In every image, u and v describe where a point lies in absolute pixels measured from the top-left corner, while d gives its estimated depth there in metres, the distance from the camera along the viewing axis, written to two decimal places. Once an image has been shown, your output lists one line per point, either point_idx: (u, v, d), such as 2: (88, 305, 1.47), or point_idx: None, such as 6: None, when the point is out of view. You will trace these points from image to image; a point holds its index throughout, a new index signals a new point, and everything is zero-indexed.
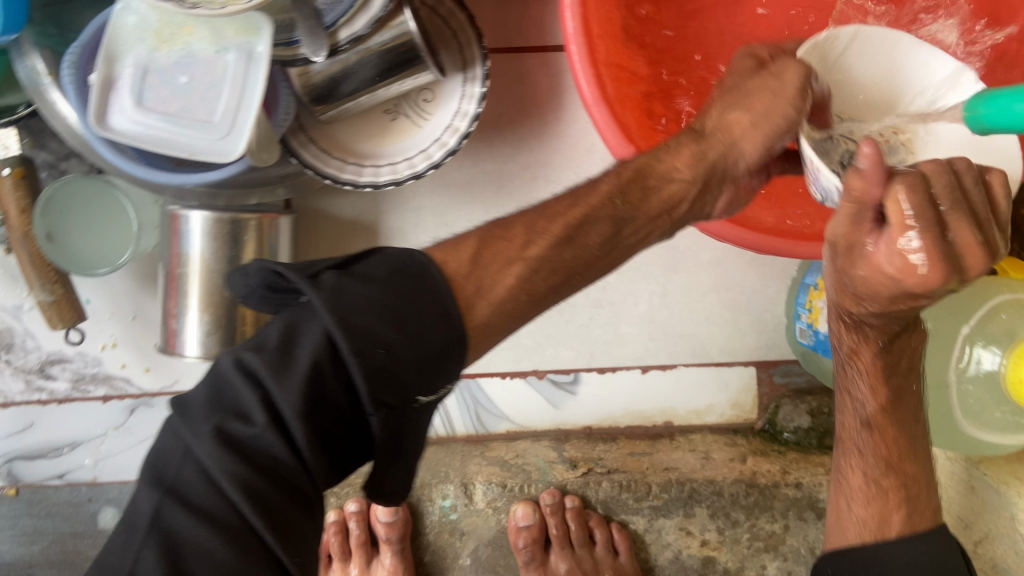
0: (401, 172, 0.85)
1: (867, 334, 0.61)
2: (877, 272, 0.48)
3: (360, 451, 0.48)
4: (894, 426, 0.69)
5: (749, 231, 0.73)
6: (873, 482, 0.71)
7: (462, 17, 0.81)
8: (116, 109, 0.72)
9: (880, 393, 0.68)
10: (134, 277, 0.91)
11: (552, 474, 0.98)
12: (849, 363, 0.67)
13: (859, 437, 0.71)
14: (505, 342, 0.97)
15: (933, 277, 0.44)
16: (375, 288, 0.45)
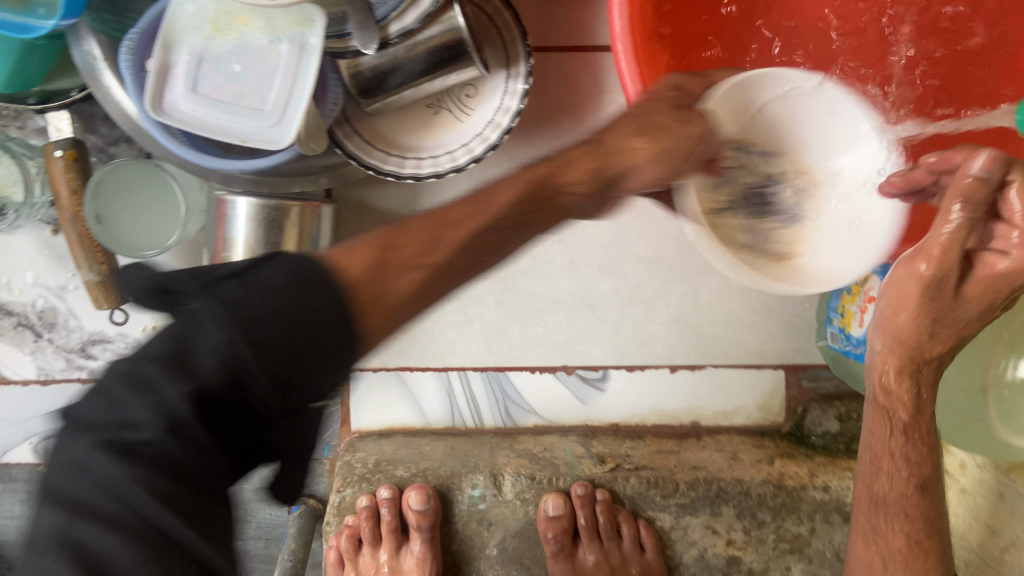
0: (443, 165, 0.86)
1: (919, 389, 0.65)
2: (976, 286, 0.56)
3: (253, 439, 0.50)
4: (935, 483, 0.74)
5: None
6: (915, 542, 0.76)
7: (508, 15, 0.82)
8: (173, 95, 0.75)
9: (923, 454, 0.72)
10: (177, 261, 0.93)
11: (580, 469, 0.98)
12: (906, 425, 0.69)
13: (904, 499, 0.74)
14: (536, 337, 0.99)
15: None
16: (268, 295, 0.47)
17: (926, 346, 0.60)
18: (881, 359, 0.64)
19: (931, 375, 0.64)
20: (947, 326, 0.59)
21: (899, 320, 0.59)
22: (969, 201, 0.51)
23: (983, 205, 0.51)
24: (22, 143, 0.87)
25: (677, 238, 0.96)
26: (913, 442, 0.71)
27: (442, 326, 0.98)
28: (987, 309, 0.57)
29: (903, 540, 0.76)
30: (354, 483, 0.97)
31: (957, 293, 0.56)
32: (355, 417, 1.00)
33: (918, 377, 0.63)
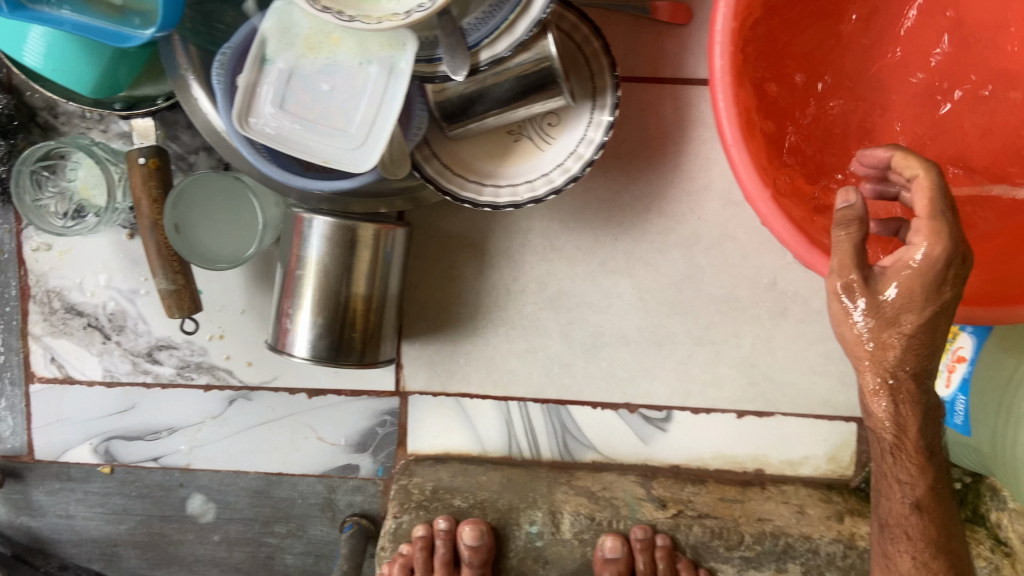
0: (521, 194, 0.85)
1: (899, 404, 0.66)
2: (898, 283, 0.62)
3: None
4: (937, 504, 0.71)
5: (801, 235, 0.70)
6: (922, 565, 0.72)
7: (597, 44, 0.81)
8: (258, 110, 0.74)
9: (921, 478, 0.70)
10: (249, 275, 0.93)
11: (642, 512, 0.91)
12: (893, 446, 0.69)
13: (907, 522, 0.72)
14: (600, 372, 0.97)
15: (938, 238, 0.60)
16: None
17: (880, 355, 0.64)
18: (861, 377, 0.67)
19: (910, 390, 0.66)
20: (895, 330, 0.63)
21: (847, 332, 0.65)
22: (844, 224, 0.64)
23: (860, 219, 0.63)
24: (106, 148, 0.88)
25: (752, 280, 0.94)
26: (902, 461, 0.70)
27: (506, 355, 0.97)
28: (924, 309, 0.62)
29: (908, 563, 0.72)
30: (411, 510, 0.91)
31: (876, 293, 0.63)
32: (412, 438, 0.98)
33: (895, 393, 0.66)
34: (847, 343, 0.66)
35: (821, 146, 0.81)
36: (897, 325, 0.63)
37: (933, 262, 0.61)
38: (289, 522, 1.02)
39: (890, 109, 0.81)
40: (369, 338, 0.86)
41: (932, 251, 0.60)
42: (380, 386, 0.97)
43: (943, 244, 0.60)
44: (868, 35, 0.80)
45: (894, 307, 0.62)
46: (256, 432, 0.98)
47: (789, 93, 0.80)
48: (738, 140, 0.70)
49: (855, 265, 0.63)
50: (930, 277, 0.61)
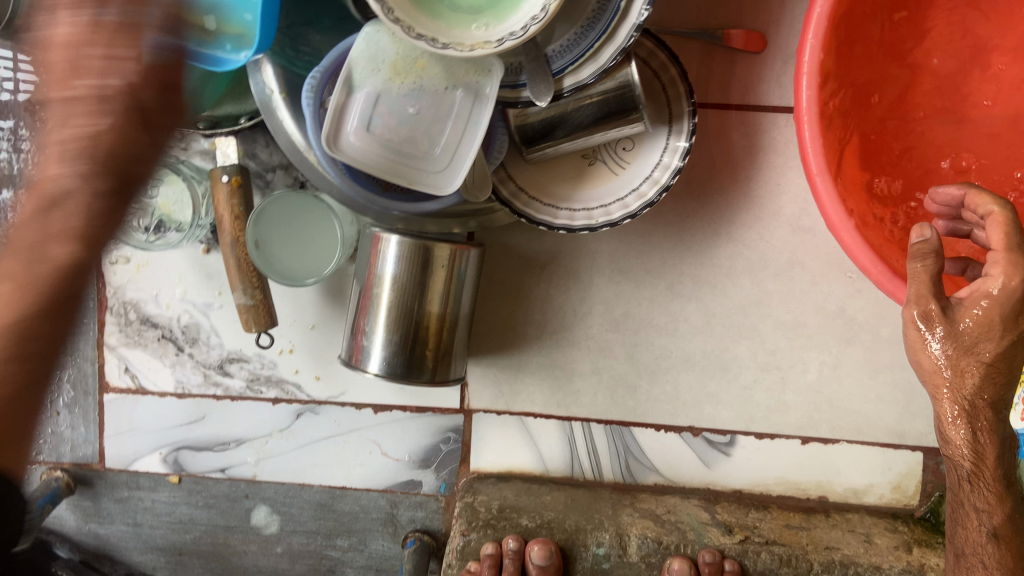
0: (596, 218, 0.85)
1: (976, 431, 0.69)
2: (975, 315, 0.65)
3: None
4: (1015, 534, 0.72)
5: (880, 264, 0.71)
6: None
7: (675, 71, 0.83)
8: (346, 133, 0.75)
9: (999, 508, 0.72)
10: (322, 291, 0.95)
11: (707, 537, 0.90)
12: (970, 473, 0.71)
13: (982, 549, 0.73)
14: (665, 395, 0.97)
15: (1014, 271, 0.63)
16: None
17: (958, 382, 0.67)
18: (939, 407, 0.70)
19: (987, 417, 0.69)
20: (972, 358, 0.66)
21: (925, 360, 0.68)
22: (921, 255, 0.66)
23: (936, 250, 0.66)
24: (192, 166, 0.92)
25: (820, 306, 0.94)
26: (980, 488, 0.72)
27: (571, 375, 0.98)
28: (1001, 339, 0.65)
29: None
30: (479, 528, 0.91)
31: (955, 323, 0.66)
32: (475, 456, 0.99)
33: (974, 420, 0.69)
34: (929, 372, 0.68)
35: (889, 174, 0.83)
36: (974, 354, 0.66)
37: (1010, 294, 0.64)
38: (350, 535, 1.02)
39: (945, 138, 0.83)
40: (441, 357, 0.87)
41: (1008, 284, 0.64)
42: (445, 404, 0.98)
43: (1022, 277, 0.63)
44: (934, 57, 0.81)
45: (971, 334, 0.65)
46: (322, 446, 1.00)
47: (861, 121, 0.81)
48: (824, 169, 0.71)
49: (933, 295, 0.65)
50: (1006, 308, 0.64)
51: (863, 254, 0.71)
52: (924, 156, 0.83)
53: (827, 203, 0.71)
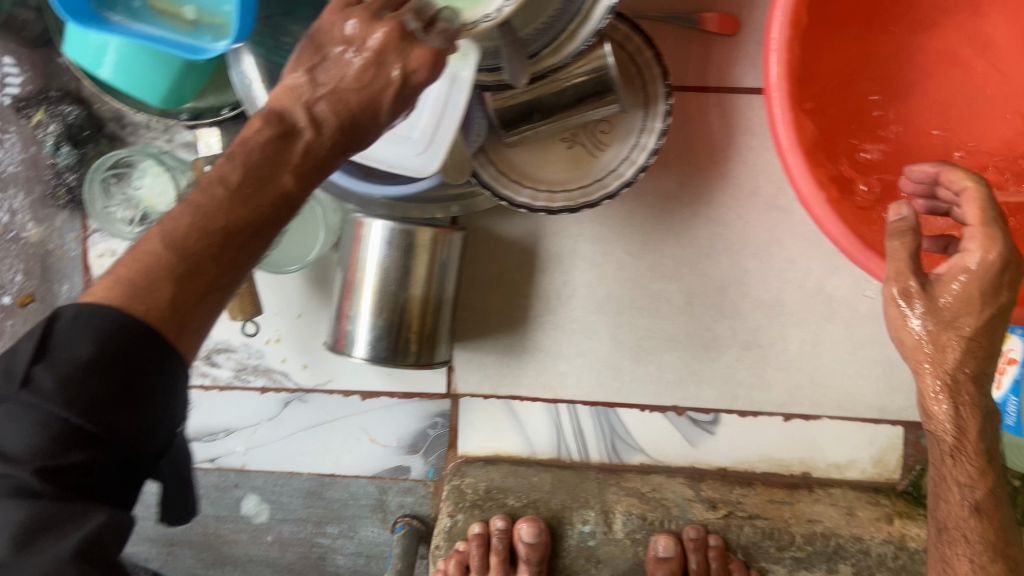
0: (576, 199, 0.87)
1: (959, 405, 0.69)
2: (954, 291, 0.65)
3: (124, 415, 0.48)
4: (997, 508, 0.73)
5: (852, 236, 0.72)
6: (981, 569, 0.72)
7: (650, 53, 0.84)
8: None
9: (981, 481, 0.73)
10: (307, 280, 0.96)
11: (692, 512, 0.93)
12: (953, 448, 0.72)
13: (964, 524, 0.73)
14: (648, 376, 0.98)
15: (990, 245, 0.63)
16: (91, 371, 0.46)
17: (939, 356, 0.67)
18: (921, 383, 0.70)
19: (968, 391, 0.69)
20: (953, 332, 0.66)
21: (906, 337, 0.68)
22: (897, 235, 0.65)
23: (914, 228, 0.65)
24: (174, 157, 0.93)
25: (799, 284, 0.95)
26: (962, 463, 0.73)
27: (555, 357, 0.99)
28: (981, 312, 0.65)
29: (966, 566, 0.73)
30: (466, 509, 0.94)
31: (935, 298, 0.65)
32: (463, 440, 1.00)
33: (956, 395, 0.69)
34: (908, 345, 0.68)
35: (862, 153, 0.84)
36: (954, 326, 0.66)
37: (989, 268, 0.63)
38: (341, 522, 1.03)
39: (917, 113, 0.85)
40: (425, 340, 0.88)
41: (986, 258, 0.63)
42: (432, 389, 0.99)
43: (998, 251, 0.62)
44: (902, 35, 0.83)
45: (950, 309, 0.65)
46: (310, 434, 1.01)
47: (833, 101, 0.83)
48: (795, 145, 0.72)
49: (913, 272, 0.65)
50: (984, 281, 0.64)
51: (838, 227, 0.73)
52: (898, 134, 0.85)
53: (800, 177, 0.72)
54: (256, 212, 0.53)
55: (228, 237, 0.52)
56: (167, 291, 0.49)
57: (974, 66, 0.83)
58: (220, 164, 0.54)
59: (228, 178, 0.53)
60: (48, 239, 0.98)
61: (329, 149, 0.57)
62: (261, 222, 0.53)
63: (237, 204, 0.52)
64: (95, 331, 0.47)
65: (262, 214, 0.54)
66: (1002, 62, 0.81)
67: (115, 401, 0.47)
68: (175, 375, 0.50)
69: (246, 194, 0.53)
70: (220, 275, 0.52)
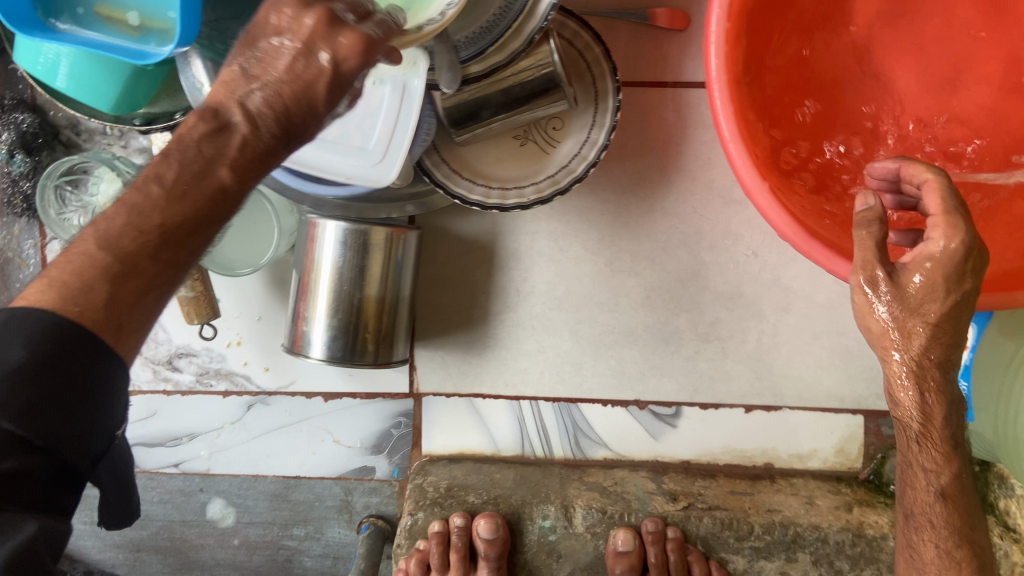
0: (528, 196, 0.87)
1: (926, 392, 0.67)
2: (923, 277, 0.62)
3: (64, 420, 0.46)
4: (961, 491, 0.72)
5: (798, 226, 0.71)
6: (946, 554, 0.73)
7: (598, 50, 0.85)
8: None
9: (946, 467, 0.71)
10: (266, 282, 0.97)
11: (652, 505, 0.93)
12: (919, 435, 0.70)
13: (930, 509, 0.73)
14: (610, 370, 0.99)
15: (953, 232, 0.60)
16: (27, 374, 0.45)
17: (905, 344, 0.65)
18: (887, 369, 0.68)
19: (935, 378, 0.67)
20: (918, 318, 0.64)
21: (872, 324, 0.65)
22: (861, 222, 0.63)
23: (881, 218, 0.62)
24: (127, 163, 0.93)
25: (756, 276, 0.96)
26: (927, 449, 0.71)
27: (517, 354, 0.99)
28: (946, 300, 0.63)
29: (933, 551, 0.73)
30: (426, 507, 0.94)
31: (901, 285, 0.63)
32: (426, 440, 1.00)
33: (922, 382, 0.67)
34: (879, 337, 0.66)
35: (820, 146, 0.83)
36: (920, 315, 0.63)
37: (952, 255, 0.61)
38: (307, 524, 1.04)
39: (872, 102, 0.84)
40: (382, 339, 0.88)
41: (950, 246, 0.60)
42: (394, 389, 0.99)
43: (961, 238, 0.60)
44: (854, 24, 0.82)
45: (916, 295, 0.63)
46: (274, 436, 1.01)
47: (786, 95, 0.82)
48: (736, 136, 0.72)
49: (879, 261, 0.63)
50: (949, 269, 0.61)
51: (786, 219, 0.72)
52: (855, 127, 0.83)
53: (744, 170, 0.72)
54: (194, 212, 0.51)
55: (165, 237, 0.50)
56: (103, 292, 0.48)
57: (925, 52, 0.82)
58: (156, 162, 0.52)
59: (164, 176, 0.51)
60: (7, 247, 0.98)
61: (270, 144, 0.53)
62: (199, 218, 0.52)
63: (173, 202, 0.50)
64: (29, 336, 0.45)
65: (199, 212, 0.52)
66: (953, 48, 0.81)
67: (53, 405, 0.46)
68: (113, 378, 0.49)
69: (181, 193, 0.51)
70: (158, 274, 0.51)
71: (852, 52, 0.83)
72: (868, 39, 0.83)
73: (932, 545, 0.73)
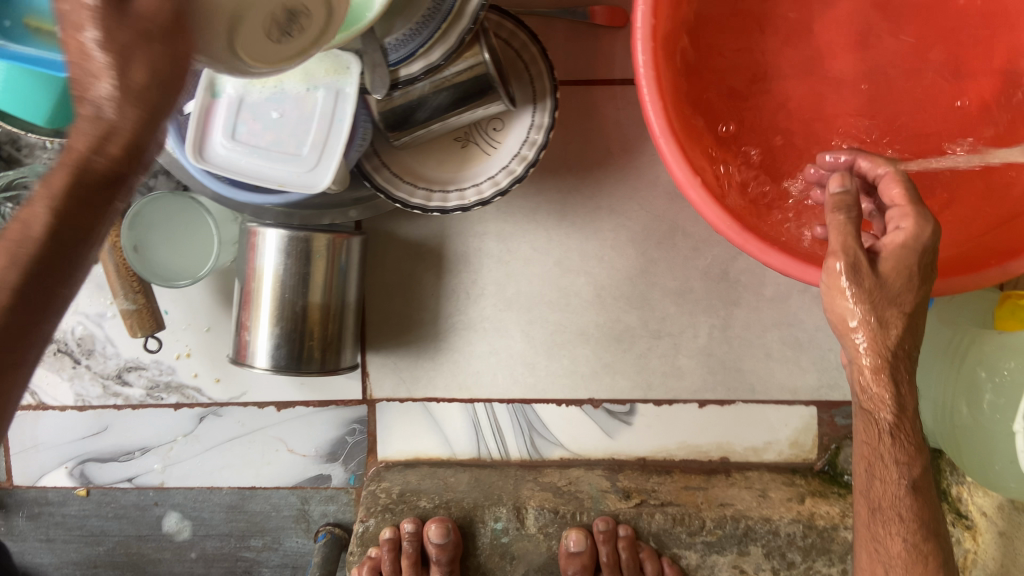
0: (469, 198, 0.87)
1: (898, 385, 0.62)
2: (890, 265, 0.59)
3: None
4: (929, 484, 0.68)
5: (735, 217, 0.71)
6: (914, 547, 0.70)
7: (535, 49, 0.85)
8: (212, 142, 0.77)
9: (915, 462, 0.67)
10: (212, 292, 0.95)
11: (605, 503, 0.93)
12: (893, 428, 0.65)
13: (899, 503, 0.69)
14: (562, 370, 0.98)
15: (921, 222, 0.59)
16: None
17: (881, 334, 0.60)
18: (856, 360, 0.63)
19: (907, 368, 0.62)
20: (896, 308, 0.60)
21: (840, 308, 0.60)
22: (842, 207, 0.61)
23: (853, 203, 0.61)
24: None
25: (704, 271, 0.96)
26: (897, 443, 0.66)
27: (469, 357, 0.98)
28: (919, 290, 0.60)
29: (903, 547, 0.70)
30: (378, 514, 0.94)
31: (877, 273, 0.59)
32: (381, 446, 1.00)
33: (895, 372, 0.62)
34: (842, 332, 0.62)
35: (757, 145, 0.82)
36: (896, 305, 0.60)
37: (921, 247, 0.59)
38: (264, 535, 1.03)
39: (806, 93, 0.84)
40: (328, 346, 0.88)
41: (920, 235, 0.59)
42: (347, 396, 0.99)
43: (931, 226, 0.59)
44: (785, 17, 0.83)
45: (895, 287, 0.59)
46: (227, 448, 1.00)
47: (720, 95, 0.82)
48: (666, 131, 0.71)
49: (859, 245, 0.59)
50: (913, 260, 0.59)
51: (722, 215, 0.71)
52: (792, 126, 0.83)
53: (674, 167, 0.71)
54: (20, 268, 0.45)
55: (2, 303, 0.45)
56: None
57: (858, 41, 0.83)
58: None
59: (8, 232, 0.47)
60: None
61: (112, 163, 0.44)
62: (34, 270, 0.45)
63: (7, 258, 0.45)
64: None
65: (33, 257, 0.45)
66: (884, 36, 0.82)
67: None
68: None
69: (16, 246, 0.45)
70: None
71: (784, 45, 0.83)
72: (801, 31, 0.83)
73: (901, 540, 0.70)
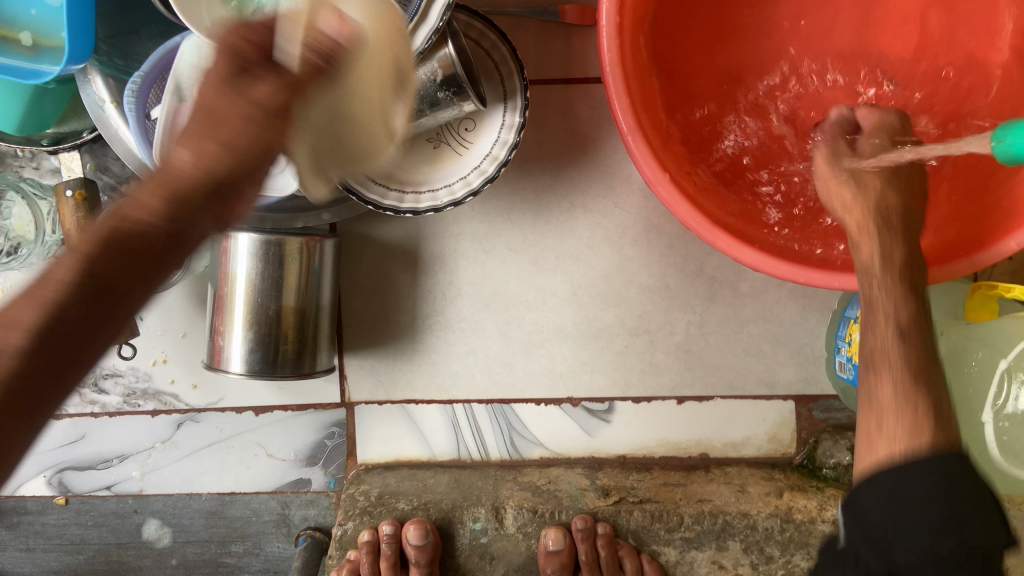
0: (441, 198, 0.87)
1: (889, 231, 0.64)
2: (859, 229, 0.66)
3: None
4: (924, 337, 0.58)
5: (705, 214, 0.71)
6: (902, 392, 0.55)
7: (505, 48, 0.85)
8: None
9: (902, 300, 0.60)
10: (187, 298, 0.95)
11: (583, 502, 0.93)
12: (872, 273, 0.63)
13: (887, 347, 0.58)
14: (541, 369, 0.98)
15: (880, 119, 0.75)
16: None
17: (862, 198, 0.67)
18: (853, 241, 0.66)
19: (887, 230, 0.65)
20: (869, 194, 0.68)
21: (833, 190, 0.71)
22: (835, 126, 0.77)
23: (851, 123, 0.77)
24: (35, 183, 0.91)
25: (680, 267, 0.96)
26: (885, 286, 0.61)
27: (448, 358, 0.98)
28: (891, 167, 0.69)
29: (890, 395, 0.56)
30: (356, 517, 0.94)
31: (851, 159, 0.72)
32: (361, 448, 1.00)
33: (875, 233, 0.65)
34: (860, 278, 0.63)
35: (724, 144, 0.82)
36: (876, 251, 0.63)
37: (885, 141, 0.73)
38: (245, 540, 1.03)
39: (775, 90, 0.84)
40: (304, 349, 0.88)
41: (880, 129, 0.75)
42: (325, 399, 0.98)
43: (886, 120, 0.75)
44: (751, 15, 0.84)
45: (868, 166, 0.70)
46: (205, 453, 1.00)
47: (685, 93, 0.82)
48: (634, 129, 0.71)
49: (834, 142, 0.74)
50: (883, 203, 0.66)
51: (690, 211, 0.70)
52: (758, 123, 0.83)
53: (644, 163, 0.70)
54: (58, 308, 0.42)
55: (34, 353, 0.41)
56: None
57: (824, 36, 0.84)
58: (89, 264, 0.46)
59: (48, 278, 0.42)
60: None
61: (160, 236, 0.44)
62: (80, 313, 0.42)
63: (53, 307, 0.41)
64: None
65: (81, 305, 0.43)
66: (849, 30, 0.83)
67: None
68: None
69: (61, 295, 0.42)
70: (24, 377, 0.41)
71: (751, 43, 0.84)
72: (766, 27, 0.84)
73: (888, 391, 0.56)
